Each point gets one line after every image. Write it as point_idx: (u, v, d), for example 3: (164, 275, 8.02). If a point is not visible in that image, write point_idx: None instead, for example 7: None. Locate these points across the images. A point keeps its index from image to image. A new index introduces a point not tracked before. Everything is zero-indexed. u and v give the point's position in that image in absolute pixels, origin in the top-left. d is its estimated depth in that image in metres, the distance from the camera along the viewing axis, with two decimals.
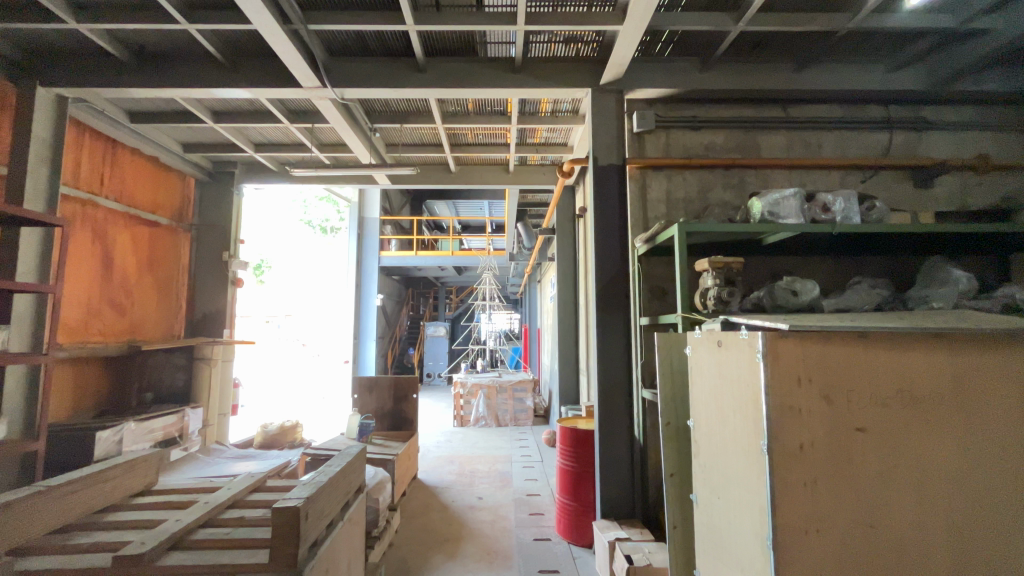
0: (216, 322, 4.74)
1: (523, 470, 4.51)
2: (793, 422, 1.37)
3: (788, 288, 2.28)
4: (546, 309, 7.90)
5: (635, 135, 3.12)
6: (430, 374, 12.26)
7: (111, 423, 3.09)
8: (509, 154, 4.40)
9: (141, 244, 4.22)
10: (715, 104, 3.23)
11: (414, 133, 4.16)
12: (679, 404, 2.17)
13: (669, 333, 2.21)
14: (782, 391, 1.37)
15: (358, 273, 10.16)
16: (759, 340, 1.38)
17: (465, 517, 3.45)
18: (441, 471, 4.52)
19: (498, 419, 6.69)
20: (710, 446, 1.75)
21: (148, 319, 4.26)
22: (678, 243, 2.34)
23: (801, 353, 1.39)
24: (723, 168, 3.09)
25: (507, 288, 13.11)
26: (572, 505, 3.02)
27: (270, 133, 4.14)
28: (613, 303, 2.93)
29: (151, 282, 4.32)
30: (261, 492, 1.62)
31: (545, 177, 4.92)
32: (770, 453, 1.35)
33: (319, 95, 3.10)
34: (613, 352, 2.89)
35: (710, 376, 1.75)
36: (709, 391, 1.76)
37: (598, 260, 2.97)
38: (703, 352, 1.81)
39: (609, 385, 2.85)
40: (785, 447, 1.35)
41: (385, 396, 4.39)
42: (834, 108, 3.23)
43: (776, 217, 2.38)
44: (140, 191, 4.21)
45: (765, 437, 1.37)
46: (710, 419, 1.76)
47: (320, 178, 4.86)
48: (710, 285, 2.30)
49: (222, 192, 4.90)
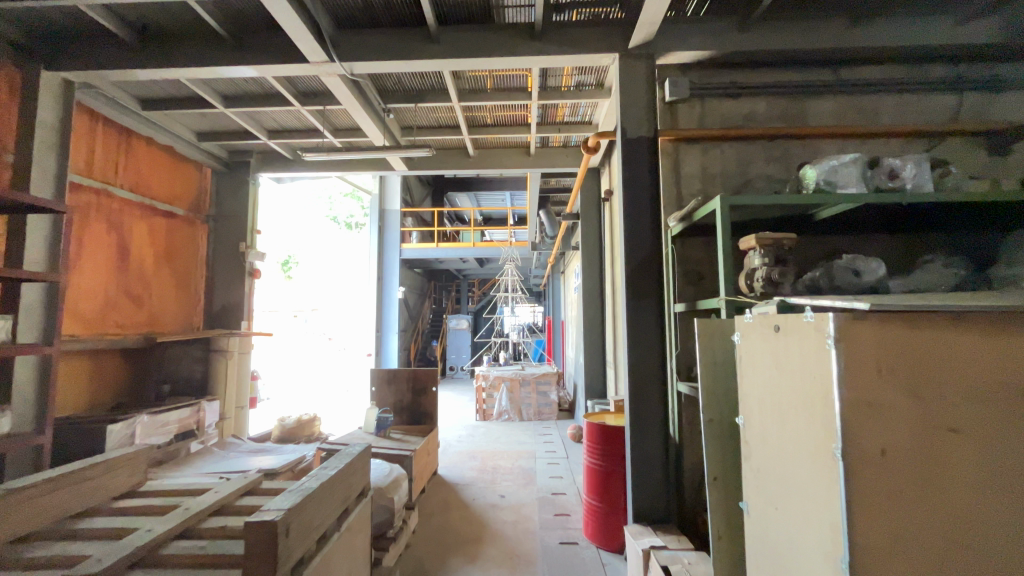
0: (235, 315, 4.67)
1: (548, 467, 4.30)
2: (874, 422, 1.12)
3: (848, 266, 2.00)
4: (571, 301, 7.59)
5: (667, 105, 2.84)
6: (454, 367, 12.27)
7: (123, 416, 3.01)
8: (531, 135, 4.16)
9: (158, 236, 4.17)
10: (758, 68, 2.90)
11: (430, 115, 3.95)
12: (725, 400, 1.91)
13: (712, 320, 1.96)
14: (859, 384, 1.13)
15: (379, 266, 10.12)
16: (831, 323, 1.16)
17: (487, 516, 3.27)
18: (462, 467, 4.35)
19: (521, 413, 6.51)
20: (765, 448, 1.52)
21: (166, 310, 4.22)
22: (721, 217, 2.06)
23: (881, 339, 1.14)
24: (766, 139, 2.80)
25: (530, 279, 12.90)
26: (600, 506, 2.80)
27: (282, 119, 4.00)
28: (646, 287, 2.64)
29: (169, 274, 4.28)
30: (252, 496, 1.45)
31: (568, 160, 4.66)
32: (844, 458, 1.12)
33: (326, 71, 2.93)
34: (644, 339, 2.63)
35: (765, 369, 1.51)
36: (764, 384, 1.51)
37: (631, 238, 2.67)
38: (755, 341, 1.57)
39: (641, 376, 2.60)
40: (863, 454, 1.11)
41: (404, 388, 4.21)
42: (893, 70, 2.87)
43: (833, 185, 2.11)
44: (155, 181, 4.15)
45: (837, 440, 1.14)
46: (765, 417, 1.52)
47: (337, 165, 4.72)
48: (758, 265, 2.03)
49: (237, 182, 4.80)
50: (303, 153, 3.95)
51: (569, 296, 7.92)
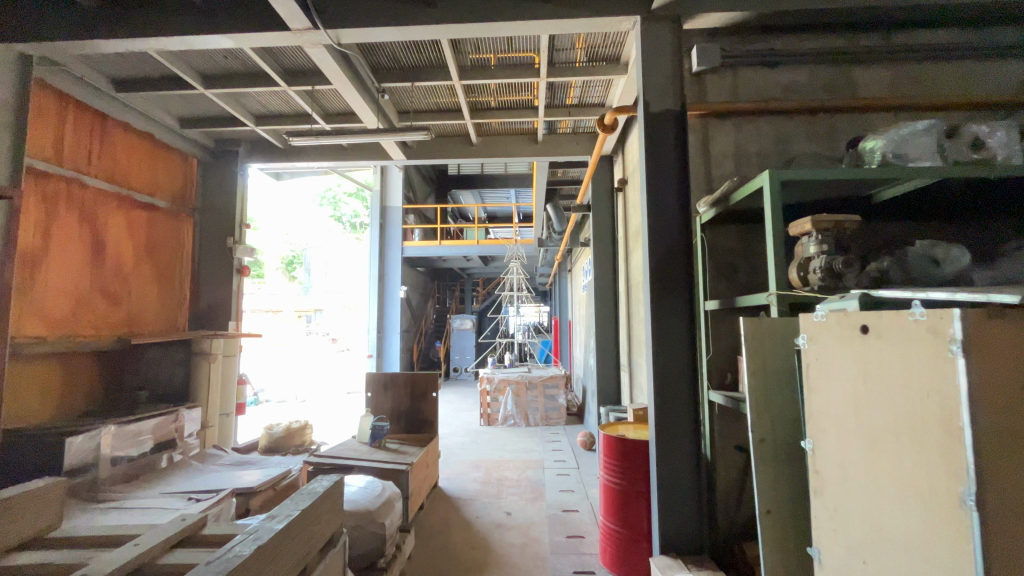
0: (222, 315, 4.38)
1: (558, 479, 3.97)
2: (1013, 456, 0.87)
3: (923, 254, 1.67)
4: (579, 300, 7.25)
5: (695, 76, 2.51)
6: (457, 369, 11.93)
7: (87, 426, 2.71)
8: (538, 118, 3.83)
9: (138, 230, 3.87)
10: (797, 33, 2.56)
11: (428, 96, 3.63)
12: (778, 416, 1.58)
13: (761, 319, 1.63)
14: (994, 406, 0.88)
15: (380, 264, 9.83)
16: (957, 326, 0.90)
17: (491, 537, 2.94)
18: (465, 479, 4.03)
19: (528, 418, 6.18)
20: (834, 485, 1.22)
21: (147, 310, 3.93)
22: (770, 196, 1.72)
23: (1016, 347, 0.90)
24: (808, 113, 2.46)
25: (536, 278, 12.57)
26: (619, 531, 2.47)
27: (270, 102, 3.69)
28: (674, 280, 2.29)
29: (150, 270, 3.99)
30: (186, 548, 1.14)
31: (578, 147, 4.33)
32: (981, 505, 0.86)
33: (311, 40, 2.61)
34: (672, 341, 2.27)
35: (834, 385, 1.22)
36: (832, 404, 1.23)
37: (656, 224, 2.32)
38: (819, 349, 1.28)
39: (667, 383, 2.25)
40: (1003, 498, 0.86)
41: (402, 394, 3.89)
42: (953, 35, 2.52)
43: (903, 159, 1.76)
44: (135, 171, 3.85)
45: (968, 480, 0.88)
46: (833, 446, 1.23)
47: (330, 155, 4.42)
48: (814, 254, 1.70)
49: (224, 172, 4.50)
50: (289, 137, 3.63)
51: (577, 295, 7.58)
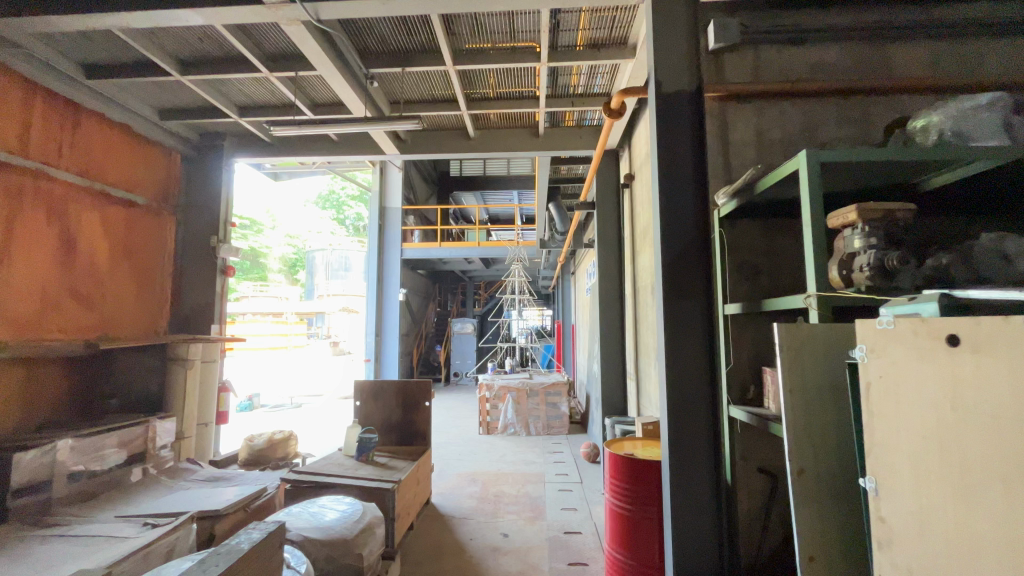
0: (206, 318, 4.14)
1: (560, 496, 3.70)
2: None
3: (991, 249, 1.40)
4: (584, 304, 6.98)
5: (712, 55, 2.26)
6: (458, 374, 11.64)
7: (41, 441, 2.46)
8: (539, 109, 3.59)
9: (115, 227, 3.63)
10: (827, 8, 2.30)
11: (421, 85, 3.39)
12: (817, 442, 1.31)
13: (798, 326, 1.37)
14: None
15: (379, 266, 9.60)
16: None
17: (485, 564, 2.68)
18: (460, 494, 3.76)
19: (529, 427, 5.91)
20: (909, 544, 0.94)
21: (123, 313, 3.69)
22: (806, 182, 1.46)
23: None
24: (839, 95, 2.20)
25: (539, 281, 12.31)
26: (627, 562, 2.21)
27: (254, 91, 3.46)
28: (690, 280, 2.03)
29: (128, 270, 3.75)
30: None
31: (582, 142, 4.08)
32: None
33: (288, 16, 2.37)
34: (687, 349, 2.01)
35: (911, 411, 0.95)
36: (908, 437, 0.95)
37: (670, 218, 2.07)
38: (887, 363, 0.99)
39: (682, 397, 1.99)
40: None
41: (393, 404, 3.62)
42: (1002, 8, 2.25)
43: (963, 138, 1.50)
44: (112, 164, 3.60)
45: None
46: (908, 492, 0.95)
47: (320, 149, 4.18)
48: (858, 250, 1.44)
49: (210, 168, 4.28)
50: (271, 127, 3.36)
51: (581, 299, 7.31)
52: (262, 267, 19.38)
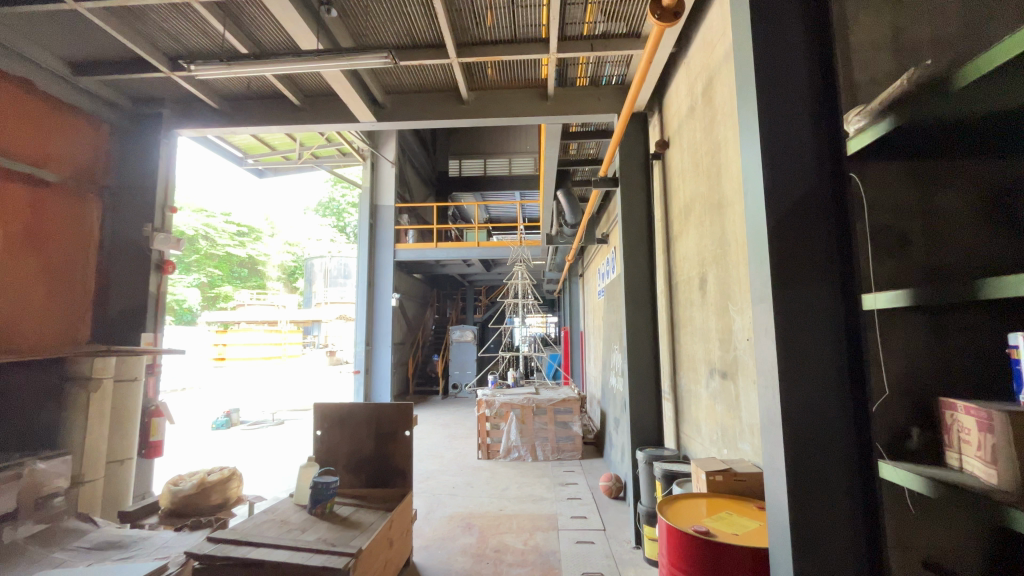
0: (137, 324, 3.36)
1: (578, 552, 2.87)
2: None
3: None
4: (597, 308, 6.16)
5: None
6: (457, 386, 10.71)
7: None
8: (549, 55, 2.82)
9: (11, 213, 2.76)
10: None
11: (397, 18, 2.62)
12: None
13: None
14: None
15: (370, 269, 8.83)
16: None
17: None
18: (450, 549, 2.93)
19: (536, 451, 5.09)
20: None
21: (24, 321, 2.84)
22: None
23: None
24: None
25: (544, 284, 11.49)
26: None
27: (181, 33, 2.71)
28: (813, 250, 1.22)
29: (32, 266, 2.90)
30: None
31: (600, 104, 3.30)
32: None
33: None
34: (815, 367, 1.17)
35: None
36: None
37: (773, 151, 1.27)
38: None
39: (812, 451, 1.16)
40: None
41: (364, 435, 2.79)
42: None
43: None
44: (7, 129, 2.75)
45: None
46: None
47: (280, 117, 3.41)
48: None
49: (145, 141, 3.51)
50: (185, 63, 2.49)
51: (592, 302, 6.51)
52: (256, 274, 18.66)
